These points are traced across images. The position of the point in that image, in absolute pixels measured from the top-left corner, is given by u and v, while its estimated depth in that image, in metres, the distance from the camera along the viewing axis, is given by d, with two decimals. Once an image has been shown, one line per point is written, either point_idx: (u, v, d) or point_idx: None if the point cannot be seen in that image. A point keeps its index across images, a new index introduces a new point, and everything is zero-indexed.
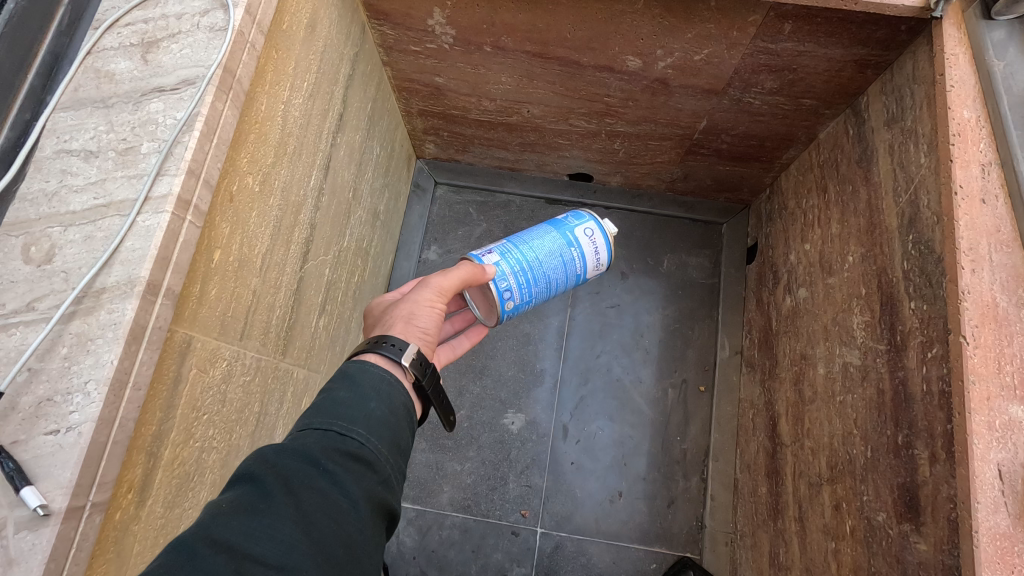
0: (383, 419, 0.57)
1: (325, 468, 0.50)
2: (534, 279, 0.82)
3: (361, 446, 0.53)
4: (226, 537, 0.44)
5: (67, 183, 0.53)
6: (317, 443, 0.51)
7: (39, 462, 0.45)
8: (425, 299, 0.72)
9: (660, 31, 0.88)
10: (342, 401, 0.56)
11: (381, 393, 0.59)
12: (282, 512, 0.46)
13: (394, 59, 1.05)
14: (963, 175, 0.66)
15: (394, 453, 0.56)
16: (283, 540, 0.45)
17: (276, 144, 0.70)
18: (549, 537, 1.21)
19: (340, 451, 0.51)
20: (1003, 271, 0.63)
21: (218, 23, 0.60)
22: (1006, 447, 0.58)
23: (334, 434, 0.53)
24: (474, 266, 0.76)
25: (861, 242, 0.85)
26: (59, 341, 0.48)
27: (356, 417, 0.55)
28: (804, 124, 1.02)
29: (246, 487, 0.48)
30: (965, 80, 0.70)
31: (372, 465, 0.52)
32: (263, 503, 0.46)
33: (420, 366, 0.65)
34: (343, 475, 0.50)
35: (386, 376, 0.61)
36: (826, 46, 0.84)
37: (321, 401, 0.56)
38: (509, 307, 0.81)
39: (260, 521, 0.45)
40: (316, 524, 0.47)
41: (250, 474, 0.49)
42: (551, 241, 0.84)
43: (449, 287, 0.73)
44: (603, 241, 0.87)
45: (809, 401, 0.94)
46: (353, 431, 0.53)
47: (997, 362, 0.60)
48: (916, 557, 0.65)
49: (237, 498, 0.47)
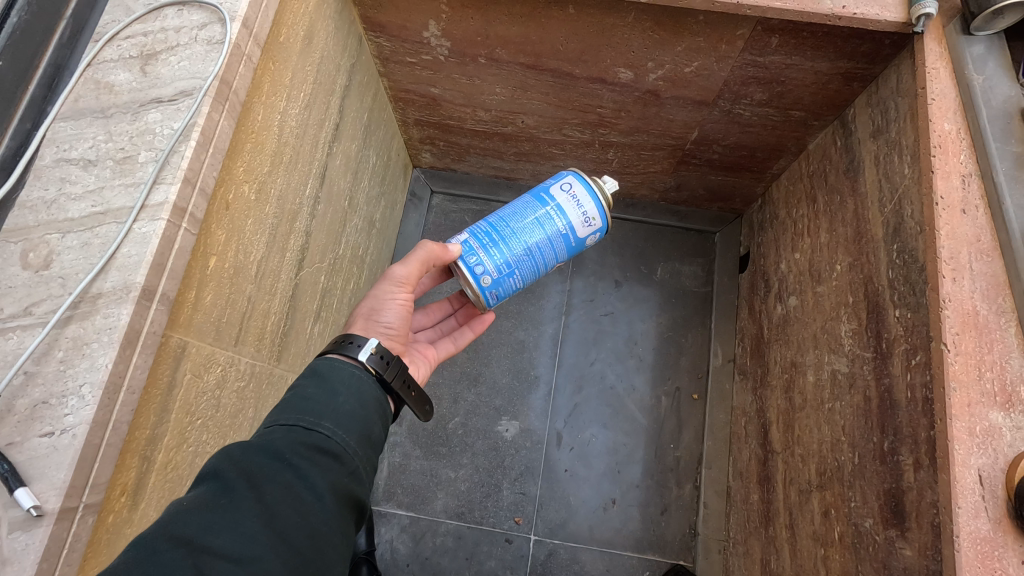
0: (351, 413, 0.58)
1: (290, 462, 0.51)
2: (508, 248, 0.77)
3: (328, 439, 0.54)
4: (186, 533, 0.44)
5: (66, 190, 0.55)
6: (283, 438, 0.52)
7: (32, 464, 0.46)
8: (388, 291, 0.72)
9: (651, 44, 0.90)
10: (309, 396, 0.57)
11: (352, 388, 0.60)
12: (244, 506, 0.47)
13: (390, 70, 1.07)
14: (944, 186, 0.68)
15: (363, 445, 0.57)
16: (243, 533, 0.46)
17: (271, 154, 0.71)
18: (542, 544, 1.21)
19: (306, 444, 0.52)
20: (983, 280, 0.64)
21: (215, 36, 0.62)
22: (987, 452, 0.59)
23: (301, 429, 0.53)
24: (435, 246, 0.74)
25: (849, 251, 0.86)
26: (55, 345, 0.49)
27: (323, 411, 0.56)
28: (793, 135, 1.03)
29: (210, 483, 0.48)
30: (946, 94, 0.71)
31: (339, 457, 0.53)
32: (225, 498, 0.47)
33: (381, 359, 0.65)
34: (309, 467, 0.51)
35: (357, 369, 0.62)
36: (812, 59, 0.86)
37: (289, 397, 0.57)
38: (487, 283, 0.77)
39: (223, 516, 0.46)
40: (279, 516, 0.48)
41: (216, 471, 0.49)
42: (525, 206, 0.79)
43: (409, 275, 0.72)
44: (587, 192, 0.80)
45: (799, 408, 0.95)
46: (320, 426, 0.54)
47: (977, 369, 0.62)
48: (902, 563, 0.66)
49: (201, 496, 0.47)
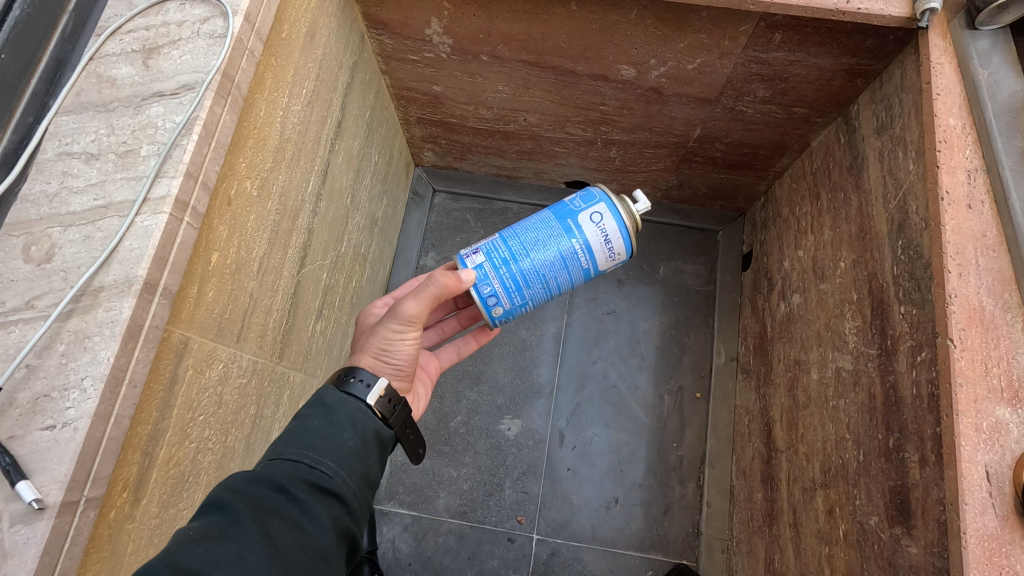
0: (354, 451, 0.57)
1: (294, 499, 0.51)
2: (525, 279, 0.77)
3: (330, 478, 0.54)
4: (191, 565, 0.44)
5: (68, 184, 0.55)
6: (286, 473, 0.52)
7: (33, 457, 0.46)
8: (394, 330, 0.68)
9: (653, 41, 0.90)
10: (315, 430, 0.57)
11: (357, 424, 0.59)
12: (249, 540, 0.47)
13: (392, 68, 1.07)
14: (949, 181, 0.67)
15: (364, 486, 0.56)
16: (248, 568, 0.45)
17: (273, 150, 0.71)
18: (544, 544, 1.21)
19: (309, 483, 0.52)
20: (989, 275, 0.64)
21: (217, 30, 0.62)
22: (994, 449, 0.59)
23: (304, 466, 0.53)
24: (446, 279, 0.70)
25: (853, 248, 0.86)
26: (57, 338, 0.49)
27: (327, 448, 0.56)
28: (797, 132, 1.03)
29: (215, 515, 0.49)
30: (950, 89, 0.71)
31: (340, 498, 0.53)
32: (231, 530, 0.47)
33: (387, 402, 0.63)
34: (312, 505, 0.51)
35: (365, 406, 0.61)
36: (816, 55, 0.86)
37: (293, 429, 0.57)
38: (499, 312, 0.78)
39: (228, 548, 0.46)
40: (283, 553, 0.48)
41: (219, 503, 0.49)
42: (549, 234, 0.77)
43: (420, 313, 0.69)
44: (616, 224, 0.78)
45: (803, 406, 0.94)
46: (323, 463, 0.54)
47: (983, 364, 0.61)
48: (908, 561, 0.66)
49: (205, 527, 0.47)
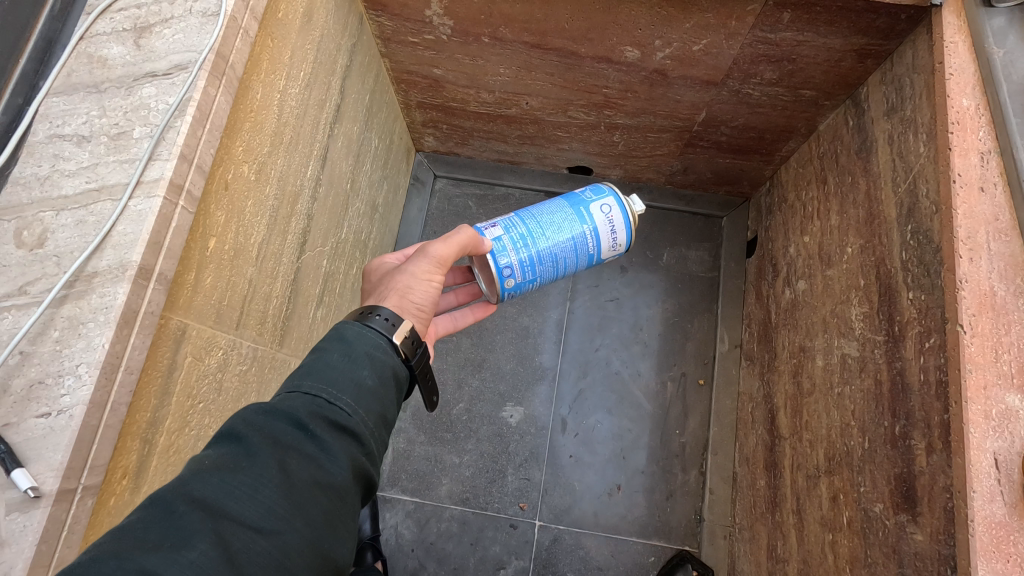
0: (372, 389, 0.55)
1: (312, 434, 0.49)
2: (539, 256, 0.77)
3: (349, 416, 0.52)
4: (205, 497, 0.43)
5: (59, 167, 0.53)
6: (305, 407, 0.50)
7: (29, 445, 0.45)
8: (423, 271, 0.68)
9: (658, 21, 0.88)
10: (333, 365, 0.54)
11: (374, 361, 0.57)
12: (266, 472, 0.45)
13: (392, 51, 1.05)
14: (962, 164, 0.66)
15: (380, 425, 0.55)
16: (263, 502, 0.44)
17: (271, 134, 0.70)
18: (547, 530, 1.21)
19: (327, 418, 0.50)
20: (1001, 260, 0.63)
21: (210, 8, 0.60)
22: (1004, 436, 0.58)
23: (323, 401, 0.51)
24: (474, 234, 0.72)
25: (860, 233, 0.84)
26: (51, 324, 0.49)
27: (345, 384, 0.53)
28: (804, 116, 1.01)
29: (230, 446, 0.47)
30: (964, 68, 0.69)
31: (357, 436, 0.52)
32: (246, 462, 0.46)
33: (412, 344, 0.63)
34: (330, 443, 0.49)
35: (386, 343, 0.60)
36: (825, 35, 0.84)
37: (311, 362, 0.55)
38: (510, 285, 0.77)
39: (242, 481, 0.44)
40: (299, 488, 0.46)
41: (235, 433, 0.48)
42: (563, 218, 0.79)
43: (447, 257, 0.69)
44: (623, 218, 0.81)
45: (808, 393, 0.93)
46: (341, 400, 0.52)
47: (994, 351, 0.60)
48: (913, 548, 0.65)
49: (221, 457, 0.46)
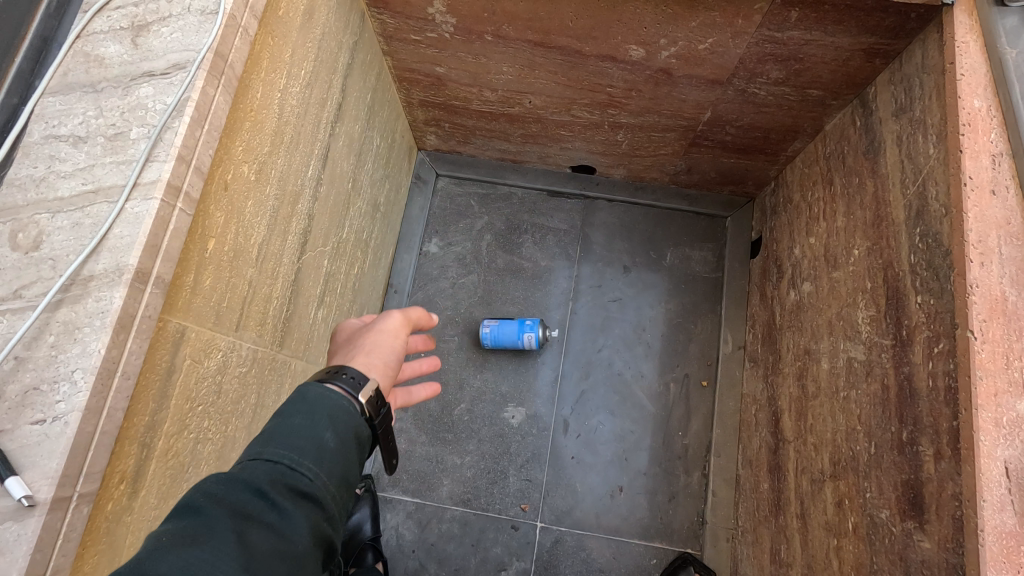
0: (336, 451, 0.52)
1: (272, 505, 0.47)
2: None
3: (309, 483, 0.49)
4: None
5: (55, 168, 0.53)
6: (265, 475, 0.48)
7: (23, 452, 0.45)
8: (389, 329, 0.65)
9: (664, 20, 0.87)
10: (296, 429, 0.51)
11: (339, 421, 0.54)
12: (223, 550, 0.43)
13: (394, 48, 1.04)
14: (972, 166, 0.65)
15: (344, 488, 0.52)
16: None
17: (271, 133, 0.69)
18: (548, 531, 1.21)
19: (288, 487, 0.48)
20: (1012, 264, 0.62)
21: (209, 6, 0.59)
22: (1014, 444, 0.57)
23: (284, 468, 0.49)
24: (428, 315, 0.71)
25: (867, 235, 0.83)
26: (46, 328, 0.48)
27: (307, 449, 0.50)
28: (810, 115, 1.00)
29: (187, 520, 0.45)
30: (975, 69, 0.68)
31: (320, 502, 0.49)
32: (203, 538, 0.43)
33: (376, 404, 0.58)
34: (290, 513, 0.47)
35: (351, 401, 0.56)
36: (833, 34, 0.83)
37: (272, 425, 0.52)
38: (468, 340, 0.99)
39: (198, 559, 0.42)
40: (256, 566, 0.44)
41: (192, 508, 0.45)
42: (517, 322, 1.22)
43: (410, 318, 0.67)
44: None
45: (813, 396, 0.92)
46: (302, 466, 0.49)
47: (1005, 357, 0.59)
48: (919, 556, 0.64)
49: (178, 533, 0.43)
